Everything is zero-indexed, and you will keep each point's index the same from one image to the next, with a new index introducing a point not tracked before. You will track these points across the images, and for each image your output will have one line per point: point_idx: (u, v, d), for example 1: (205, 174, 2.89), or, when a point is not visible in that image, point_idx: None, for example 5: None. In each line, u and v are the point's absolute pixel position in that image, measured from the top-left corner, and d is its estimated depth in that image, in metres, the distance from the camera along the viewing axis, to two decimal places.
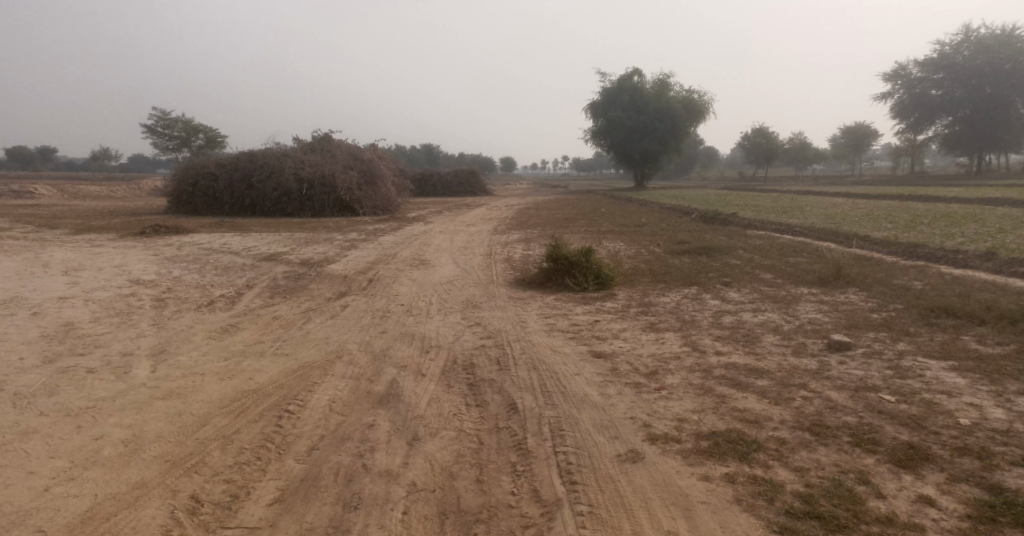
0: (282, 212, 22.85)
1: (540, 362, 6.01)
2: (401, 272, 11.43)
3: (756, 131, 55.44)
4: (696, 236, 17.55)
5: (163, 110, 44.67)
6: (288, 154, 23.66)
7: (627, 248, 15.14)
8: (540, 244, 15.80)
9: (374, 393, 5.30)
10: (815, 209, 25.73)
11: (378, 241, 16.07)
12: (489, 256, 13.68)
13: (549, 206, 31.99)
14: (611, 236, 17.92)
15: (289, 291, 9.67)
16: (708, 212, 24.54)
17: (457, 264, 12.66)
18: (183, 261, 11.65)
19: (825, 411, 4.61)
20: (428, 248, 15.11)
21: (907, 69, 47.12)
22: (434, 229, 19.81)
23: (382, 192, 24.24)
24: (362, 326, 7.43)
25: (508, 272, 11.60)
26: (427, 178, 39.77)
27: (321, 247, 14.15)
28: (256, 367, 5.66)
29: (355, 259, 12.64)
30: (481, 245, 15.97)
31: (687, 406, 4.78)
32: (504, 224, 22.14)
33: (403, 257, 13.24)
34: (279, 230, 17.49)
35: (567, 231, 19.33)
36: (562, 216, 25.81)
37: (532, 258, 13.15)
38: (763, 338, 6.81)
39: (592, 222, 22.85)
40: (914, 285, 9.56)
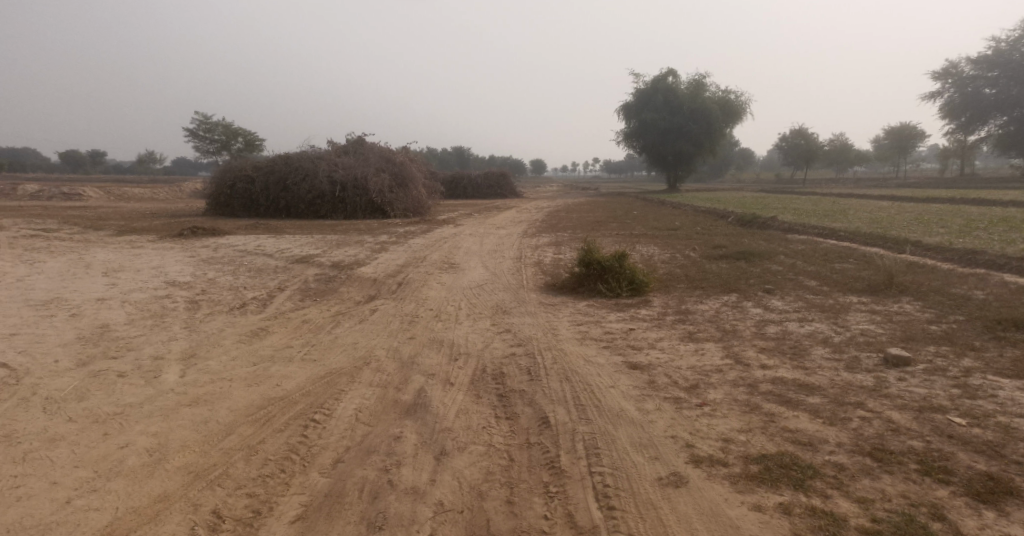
0: (316, 214, 23.07)
1: (573, 373, 5.74)
2: (431, 276, 11.29)
3: (795, 132, 53.98)
4: (734, 240, 16.99)
5: (205, 114, 45.81)
6: (322, 157, 23.87)
7: (663, 252, 14.72)
8: (572, 248, 15.50)
9: (402, 402, 5.09)
10: (860, 212, 24.75)
11: (409, 244, 15.98)
12: (521, 260, 13.46)
13: (581, 209, 31.62)
14: (646, 239, 17.50)
15: (319, 294, 9.61)
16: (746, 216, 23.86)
17: (488, 267, 12.47)
18: (218, 262, 11.74)
19: (887, 434, 4.23)
20: (459, 251, 14.96)
21: (958, 67, 45.18)
22: (466, 232, 19.69)
23: (414, 195, 24.26)
24: (390, 331, 7.26)
25: (540, 277, 11.36)
26: (459, 181, 39.78)
27: (353, 250, 14.12)
28: (283, 372, 5.51)
29: (386, 262, 12.55)
30: (513, 248, 15.75)
31: (733, 424, 4.46)
32: (536, 228, 21.90)
33: (434, 261, 13.12)
34: (313, 232, 17.60)
35: (600, 235, 18.97)
36: (595, 219, 25.44)
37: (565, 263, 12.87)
38: (812, 350, 6.41)
39: (626, 226, 22.41)
40: (974, 295, 8.98)
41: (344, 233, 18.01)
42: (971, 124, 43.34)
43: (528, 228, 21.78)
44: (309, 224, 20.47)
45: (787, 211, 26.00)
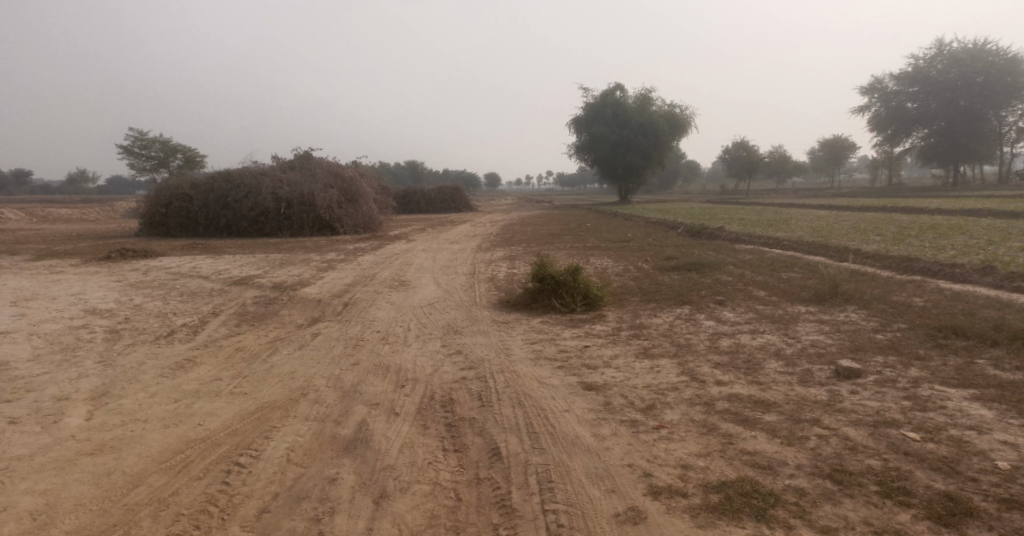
0: (260, 231, 22.21)
1: (525, 397, 5.47)
2: (380, 294, 10.88)
3: (737, 145, 55.84)
4: (685, 251, 17.16)
5: (140, 130, 43.89)
6: (266, 173, 23.05)
7: (616, 266, 14.67)
8: (525, 262, 15.30)
9: (340, 438, 4.70)
10: (802, 222, 25.50)
11: (357, 262, 15.46)
12: (473, 276, 13.16)
13: (534, 222, 31.61)
14: (599, 252, 17.49)
15: (257, 318, 9.07)
16: (693, 227, 24.22)
17: (439, 284, 12.12)
18: (146, 287, 10.99)
19: (845, 453, 4.12)
20: (410, 268, 14.55)
21: (884, 83, 47.74)
22: (417, 248, 19.28)
23: (363, 210, 23.70)
24: (332, 357, 6.83)
25: (493, 293, 11.09)
26: (411, 196, 39.24)
27: (296, 269, 13.52)
28: (208, 409, 5.05)
29: (332, 282, 12.04)
30: (466, 263, 15.44)
31: (691, 449, 4.27)
32: (488, 242, 21.66)
33: (382, 279, 12.68)
34: (254, 252, 16.85)
35: (554, 248, 18.87)
36: (547, 232, 25.40)
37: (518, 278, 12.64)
38: (766, 364, 6.34)
39: (578, 238, 22.39)
40: (914, 302, 9.21)
41: (289, 251, 17.33)
42: (897, 137, 45.68)
43: (481, 242, 21.49)
44: (251, 242, 19.67)
45: (732, 222, 26.56)
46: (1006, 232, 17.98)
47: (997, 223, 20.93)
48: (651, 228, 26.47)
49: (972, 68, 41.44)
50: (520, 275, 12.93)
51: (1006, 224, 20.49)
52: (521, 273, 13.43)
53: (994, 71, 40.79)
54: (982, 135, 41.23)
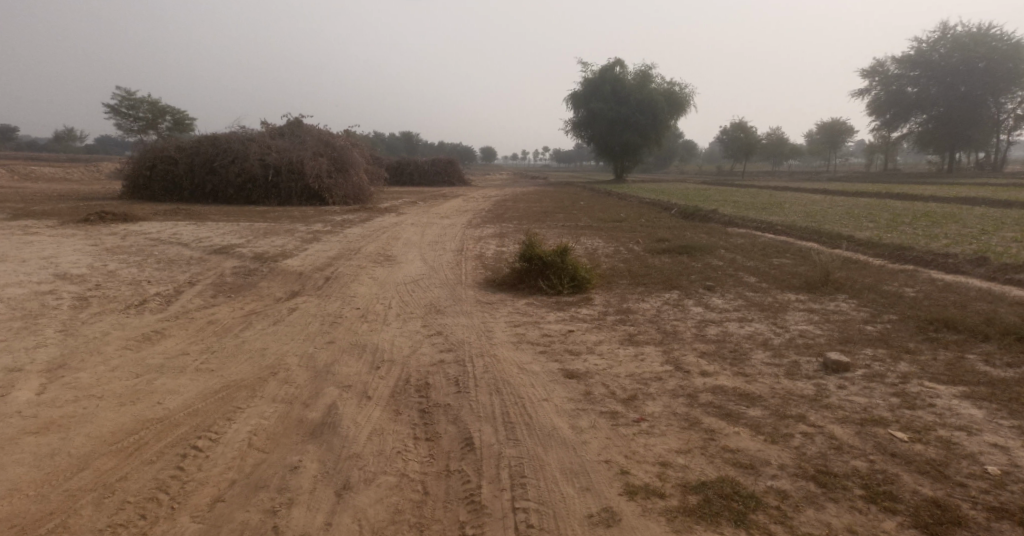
0: (246, 199, 21.78)
1: (504, 384, 5.28)
2: (364, 270, 10.62)
3: (734, 126, 55.34)
4: (678, 233, 16.95)
5: (127, 91, 42.83)
6: (253, 139, 22.54)
7: (606, 247, 14.45)
8: (514, 240, 15.04)
9: (307, 422, 4.51)
10: (795, 206, 25.31)
11: (343, 235, 15.15)
12: (461, 253, 12.89)
13: (527, 198, 31.26)
14: (590, 232, 17.27)
15: (234, 289, 8.80)
16: (686, 209, 23.96)
17: (425, 260, 11.87)
18: (122, 252, 10.65)
19: (830, 453, 3.96)
20: (397, 243, 14.27)
21: (885, 67, 47.21)
22: (406, 222, 18.95)
23: (353, 180, 23.24)
24: (307, 334, 6.61)
25: (480, 271, 10.87)
26: (404, 168, 38.66)
27: (279, 240, 13.20)
28: (170, 387, 4.84)
29: (315, 254, 11.75)
30: (454, 240, 15.16)
31: (672, 445, 4.10)
32: (479, 218, 21.36)
33: (367, 253, 12.40)
34: (239, 220, 16.48)
35: (545, 226, 18.60)
36: (540, 209, 25.09)
37: (507, 256, 12.41)
38: (752, 354, 6.17)
39: (570, 217, 22.11)
40: (906, 293, 9.06)
41: (274, 221, 16.96)
42: (895, 122, 45.33)
43: (471, 218, 21.16)
44: (236, 210, 19.25)
45: (725, 204, 26.29)
46: (1000, 222, 17.87)
47: (991, 212, 20.82)
48: (644, 209, 26.20)
49: (974, 54, 40.97)
50: (509, 254, 12.70)
51: (1000, 213, 20.37)
52: (510, 251, 13.19)
53: (995, 57, 40.23)
54: (980, 122, 40.98)
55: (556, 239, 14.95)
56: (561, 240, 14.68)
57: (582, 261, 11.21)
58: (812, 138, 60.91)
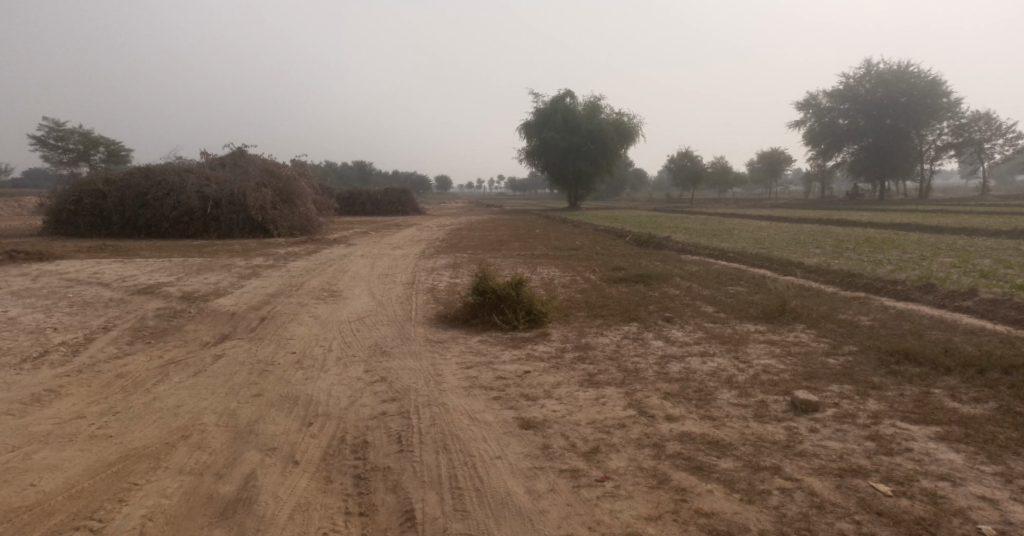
0: (183, 233, 20.66)
1: (452, 439, 4.73)
2: (306, 307, 9.92)
3: (682, 155, 56.88)
4: (633, 261, 16.77)
5: (56, 121, 40.88)
6: (191, 170, 21.53)
7: (563, 277, 14.08)
8: (467, 272, 14.51)
9: (217, 499, 3.90)
10: (743, 233, 25.66)
11: (285, 269, 14.29)
12: (410, 287, 12.27)
13: (481, 227, 30.91)
14: (545, 261, 16.91)
15: (155, 334, 7.99)
16: (639, 236, 23.95)
17: (372, 295, 11.24)
18: (30, 295, 9.68)
19: (812, 514, 3.58)
20: (343, 276, 13.54)
21: (818, 99, 49.56)
22: (354, 253, 18.19)
23: (300, 211, 22.40)
24: (231, 386, 5.93)
25: (430, 306, 10.30)
26: (355, 197, 37.78)
27: (214, 277, 12.33)
28: (50, 465, 4.27)
29: (252, 291, 10.97)
30: (406, 272, 14.52)
31: (640, 511, 3.65)
32: (431, 248, 20.77)
33: (311, 288, 11.68)
34: (172, 256, 15.45)
35: (499, 256, 18.17)
36: (494, 238, 24.72)
37: (458, 290, 11.87)
38: (718, 394, 5.82)
39: (524, 246, 21.76)
40: (862, 322, 8.97)
41: (210, 255, 15.97)
42: (829, 151, 47.44)
43: (423, 248, 20.56)
44: (171, 245, 18.15)
45: (676, 231, 26.48)
46: (936, 246, 18.47)
47: (926, 237, 21.58)
48: (596, 236, 26.12)
49: (897, 89, 43.35)
50: (461, 287, 12.17)
51: (935, 238, 21.14)
52: (463, 284, 12.67)
53: (916, 92, 42.74)
54: (906, 152, 43.16)
55: (510, 270, 14.51)
56: (516, 272, 14.24)
57: (538, 293, 10.81)
58: (754, 165, 63.04)
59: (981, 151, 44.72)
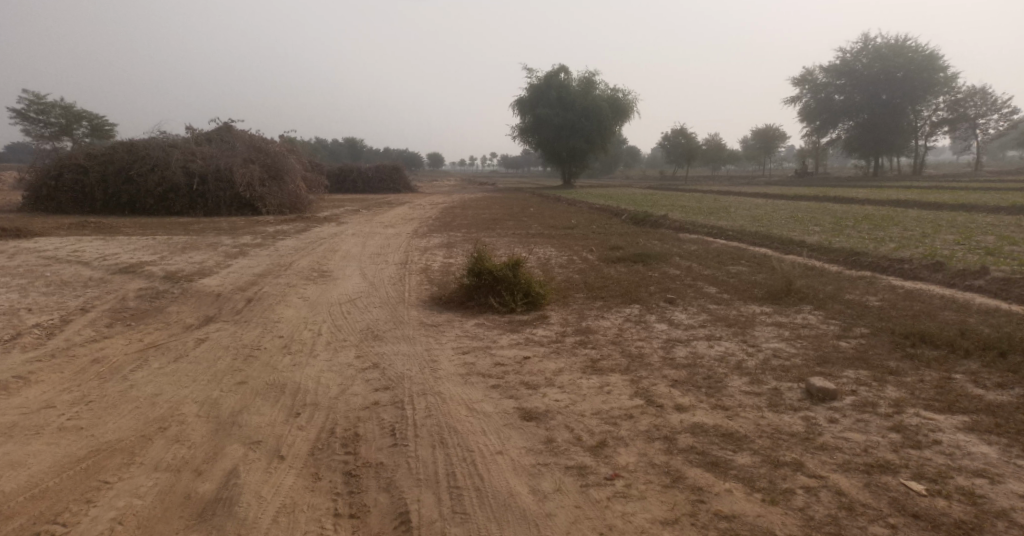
0: (168, 210, 20.14)
1: (450, 433, 4.42)
2: (293, 288, 9.57)
3: (677, 131, 56.18)
4: (627, 235, 16.49)
5: (38, 95, 39.79)
6: (177, 145, 21.01)
7: (558, 256, 13.78)
8: (459, 251, 14.18)
9: (195, 500, 3.58)
10: (737, 210, 25.37)
11: (273, 247, 13.87)
12: (402, 267, 11.93)
13: (475, 205, 30.42)
14: (540, 240, 16.56)
15: (136, 316, 7.59)
16: (634, 214, 23.61)
17: (364, 276, 10.86)
18: (5, 274, 9.23)
19: (843, 516, 3.30)
20: (333, 255, 13.17)
21: (815, 75, 48.97)
22: (343, 232, 17.80)
23: (289, 189, 21.94)
24: (214, 374, 5.58)
25: (421, 286, 9.99)
26: (346, 174, 37.00)
27: (200, 256, 11.91)
28: (12, 461, 3.93)
29: (238, 272, 10.59)
30: (397, 252, 14.15)
31: (655, 514, 3.36)
32: (423, 226, 20.39)
33: (300, 269, 11.27)
34: (156, 233, 15.00)
35: (492, 236, 17.84)
36: (489, 216, 24.26)
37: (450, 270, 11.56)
38: (729, 380, 5.53)
39: (518, 224, 21.37)
40: (870, 302, 8.69)
41: (196, 233, 15.53)
42: (825, 128, 46.97)
43: (415, 227, 20.17)
44: (156, 222, 17.68)
45: (671, 209, 26.08)
46: (937, 224, 18.19)
47: (926, 215, 21.31)
48: (589, 214, 25.76)
49: (895, 63, 42.74)
50: (453, 268, 11.87)
51: (935, 215, 20.87)
52: (456, 263, 12.34)
53: (913, 67, 42.18)
54: (901, 128, 42.75)
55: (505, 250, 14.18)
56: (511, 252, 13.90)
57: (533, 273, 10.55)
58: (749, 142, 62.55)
59: (975, 126, 44.44)
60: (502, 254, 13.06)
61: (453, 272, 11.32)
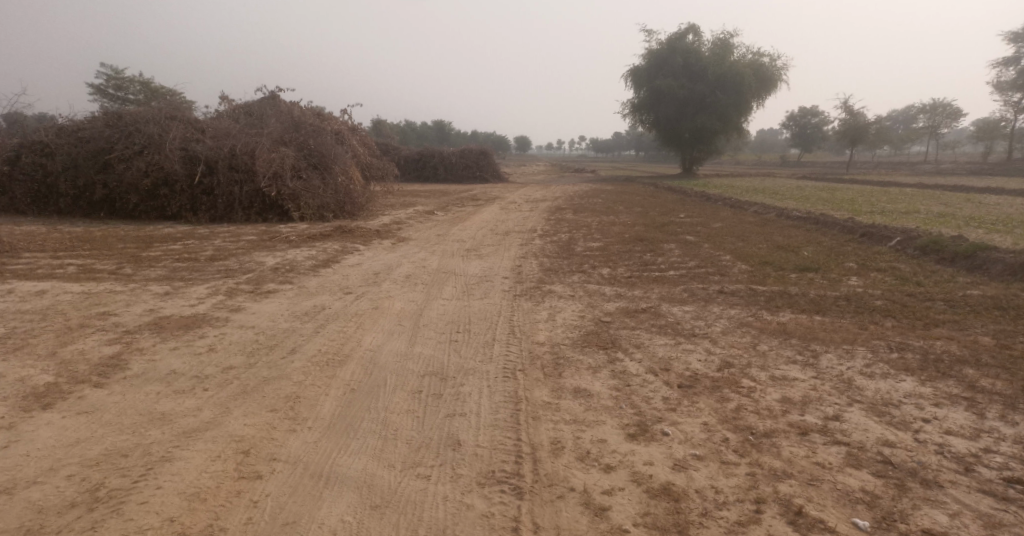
0: (160, 213, 12.18)
1: None
2: (88, 488, 2.50)
3: (804, 111, 44.65)
4: (926, 228, 8.29)
5: None
6: (179, 116, 12.81)
7: (842, 285, 5.93)
8: (607, 284, 6.67)
9: None
10: (996, 189, 16.22)
11: (240, 279, 6.95)
12: (492, 347, 4.59)
13: (588, 194, 22.64)
14: (744, 243, 8.70)
15: None
16: (841, 195, 15.12)
17: (388, 412, 3.50)
18: None
19: None
20: (343, 302, 6.04)
21: None
22: (396, 237, 10.80)
23: (339, 181, 13.17)
24: None
25: (566, 487, 2.59)
26: (426, 160, 30.27)
27: (34, 314, 5.08)
28: None
29: (26, 381, 3.62)
30: (479, 286, 6.84)
31: None
32: (522, 223, 13.08)
33: (226, 370, 4.09)
34: (75, 252, 8.51)
35: (643, 237, 10.15)
36: (617, 208, 16.46)
37: (623, 360, 4.09)
38: None
39: (665, 214, 13.58)
40: None
41: (147, 249, 8.95)
42: None
43: (509, 224, 12.88)
44: (137, 235, 10.35)
45: (882, 188, 17.26)
46: None
47: None
48: (753, 192, 17.45)
49: None
50: (623, 346, 4.40)
51: None
52: (622, 328, 4.87)
53: None
54: None
55: (708, 279, 6.51)
56: (731, 284, 6.18)
57: (958, 422, 2.90)
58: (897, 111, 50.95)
59: None
60: (727, 303, 5.41)
61: (635, 371, 3.85)
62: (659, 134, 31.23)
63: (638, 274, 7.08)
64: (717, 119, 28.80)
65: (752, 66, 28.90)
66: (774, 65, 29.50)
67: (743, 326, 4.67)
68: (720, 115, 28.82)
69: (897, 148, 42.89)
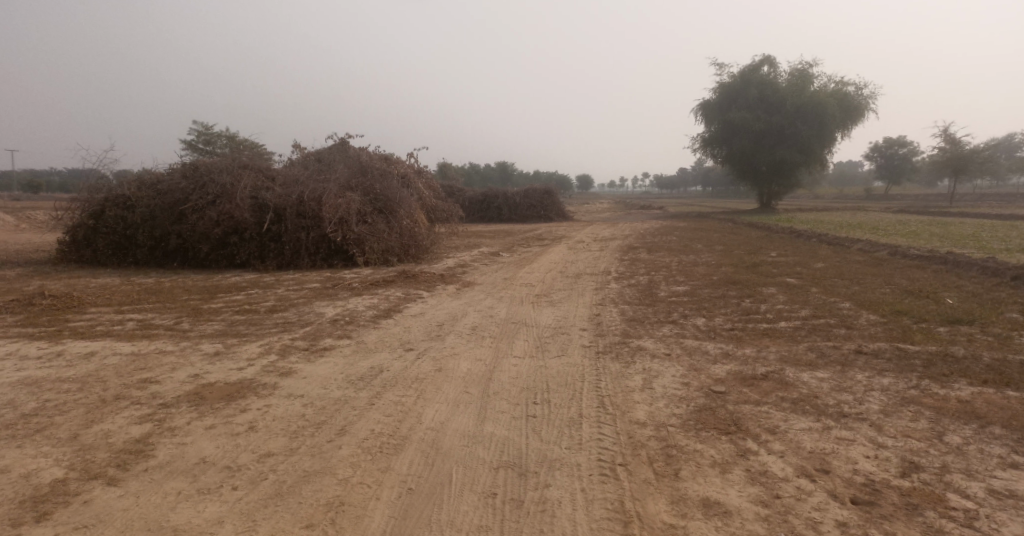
0: (228, 261, 12.10)
1: None
2: None
3: (889, 141, 41.80)
4: None
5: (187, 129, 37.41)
6: (250, 164, 12.81)
7: (1019, 343, 4.71)
8: (707, 339, 5.66)
9: None
10: None
11: (296, 334, 6.39)
12: (580, 428, 3.69)
13: (662, 231, 21.50)
14: (862, 288, 7.48)
15: None
16: (957, 230, 13.42)
17: (456, 528, 2.64)
18: None
19: None
20: (403, 363, 5.32)
21: None
22: (461, 282, 10.15)
23: (404, 224, 12.78)
24: None
25: None
26: (491, 201, 29.98)
27: (73, 384, 4.64)
28: None
29: (32, 478, 3.10)
30: (556, 341, 5.97)
31: None
32: (594, 264, 12.21)
33: (261, 456, 3.37)
34: (139, 305, 8.31)
35: (736, 280, 9.03)
36: (697, 244, 15.30)
37: (759, 454, 3.11)
38: None
39: (754, 253, 12.35)
40: None
41: (209, 300, 8.66)
42: None
43: (580, 266, 12.02)
44: (202, 285, 10.13)
45: (1004, 223, 15.30)
46: None
47: None
48: (849, 228, 15.88)
49: None
50: (753, 431, 3.41)
51: None
52: (743, 404, 3.86)
53: None
54: None
55: (833, 334, 5.39)
56: (868, 341, 5.05)
57: None
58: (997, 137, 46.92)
59: None
60: (873, 368, 4.32)
61: (781, 474, 2.86)
62: (732, 168, 29.78)
63: (742, 327, 6.04)
64: (798, 150, 27.16)
65: (835, 94, 27.23)
66: (860, 92, 27.72)
67: (910, 403, 3.58)
68: (801, 146, 27.13)
69: (1001, 178, 39.44)
